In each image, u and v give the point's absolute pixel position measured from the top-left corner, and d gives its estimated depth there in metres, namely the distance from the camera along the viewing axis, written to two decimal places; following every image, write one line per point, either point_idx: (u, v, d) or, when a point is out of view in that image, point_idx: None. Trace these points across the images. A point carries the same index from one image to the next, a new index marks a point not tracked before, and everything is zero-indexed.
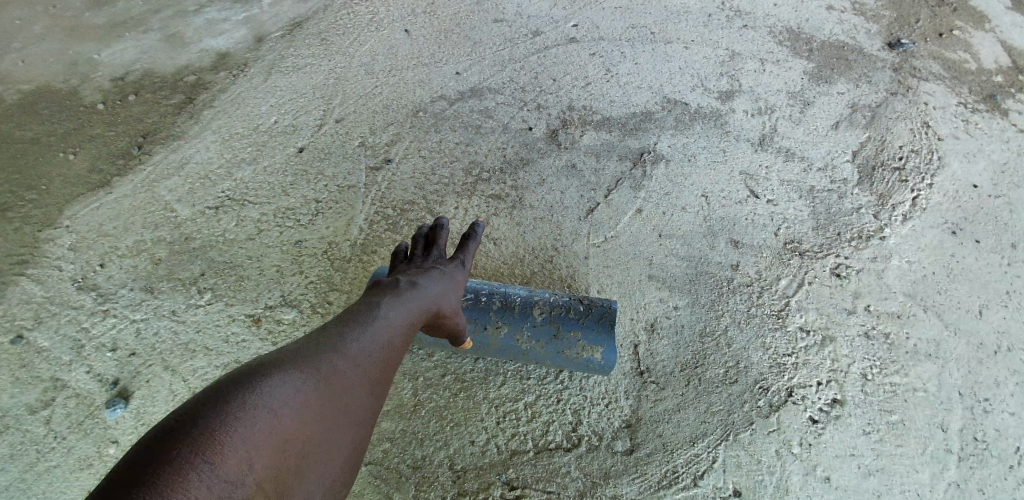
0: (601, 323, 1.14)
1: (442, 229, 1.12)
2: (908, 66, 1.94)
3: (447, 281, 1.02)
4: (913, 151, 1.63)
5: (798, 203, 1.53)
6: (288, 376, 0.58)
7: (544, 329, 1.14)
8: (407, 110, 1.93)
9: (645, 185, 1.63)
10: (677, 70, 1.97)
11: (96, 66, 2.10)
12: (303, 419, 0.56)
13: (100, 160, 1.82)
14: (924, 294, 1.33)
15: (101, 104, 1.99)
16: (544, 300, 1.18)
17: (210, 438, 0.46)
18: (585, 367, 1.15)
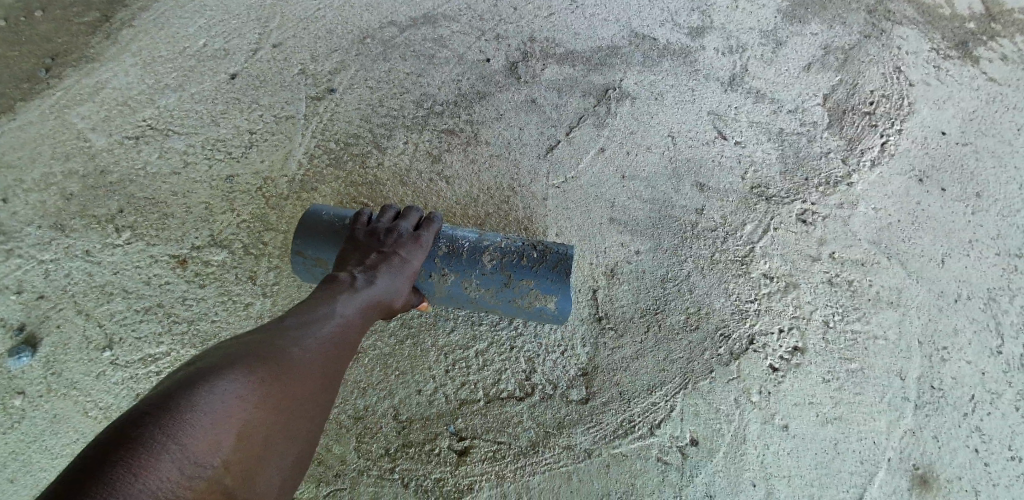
0: (557, 272, 1.03)
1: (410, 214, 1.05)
2: (882, 8, 1.88)
3: (403, 275, 0.95)
4: (885, 96, 1.58)
5: (766, 146, 1.47)
6: (259, 361, 0.62)
7: (494, 277, 1.04)
8: (352, 34, 1.73)
9: (609, 123, 1.52)
10: (646, 3, 1.83)
11: None
12: (265, 405, 0.59)
13: (1, 83, 1.56)
14: (888, 243, 1.30)
15: (0, 19, 1.70)
16: (495, 245, 1.06)
17: (173, 425, 0.49)
18: (538, 316, 1.07)
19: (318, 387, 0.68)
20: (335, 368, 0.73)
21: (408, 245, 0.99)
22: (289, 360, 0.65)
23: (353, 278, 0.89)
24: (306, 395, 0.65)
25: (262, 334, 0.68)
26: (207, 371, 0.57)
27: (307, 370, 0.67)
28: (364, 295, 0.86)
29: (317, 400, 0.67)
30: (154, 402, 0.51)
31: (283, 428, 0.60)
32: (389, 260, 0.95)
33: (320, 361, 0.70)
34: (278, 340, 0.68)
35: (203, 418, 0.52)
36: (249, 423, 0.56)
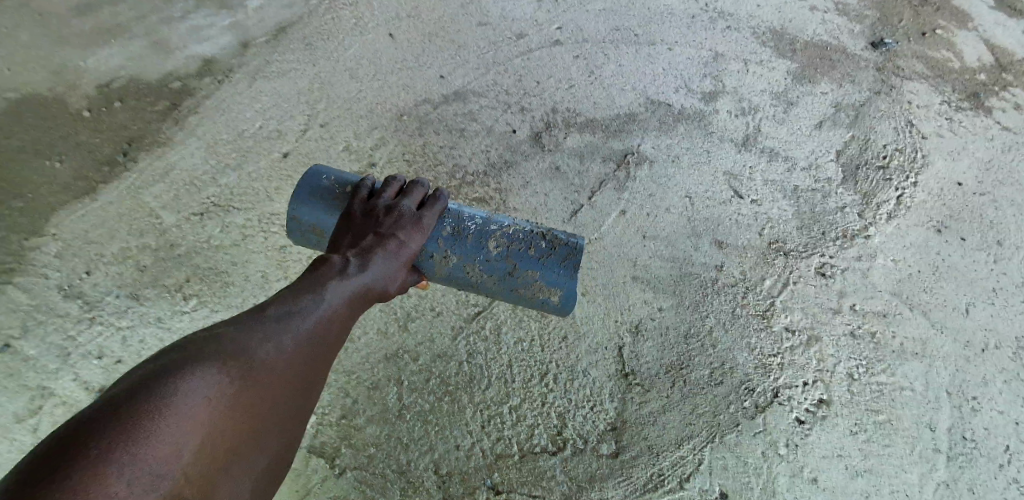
0: (565, 268, 1.05)
1: (413, 191, 1.02)
2: (891, 65, 1.99)
3: (398, 260, 0.92)
4: (898, 150, 1.64)
5: (782, 203, 1.53)
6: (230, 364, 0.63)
7: (499, 265, 1.04)
8: (391, 113, 1.91)
9: (628, 186, 1.62)
10: (660, 72, 1.97)
11: (81, 73, 2.00)
12: (233, 411, 0.60)
13: (87, 167, 1.76)
14: (909, 293, 1.33)
15: (86, 111, 1.90)
16: (509, 238, 1.05)
17: (141, 427, 0.50)
18: (538, 306, 1.09)
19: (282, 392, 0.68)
20: (308, 372, 0.74)
21: (408, 225, 0.96)
22: (261, 363, 0.67)
23: (337, 267, 0.86)
24: (268, 404, 0.65)
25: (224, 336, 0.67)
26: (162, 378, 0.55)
27: (278, 375, 0.68)
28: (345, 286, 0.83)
29: (278, 409, 0.67)
30: (122, 401, 0.51)
31: (243, 440, 0.61)
32: (382, 243, 0.91)
33: (293, 364, 0.71)
34: (253, 341, 0.68)
35: (172, 420, 0.52)
36: (216, 428, 0.57)
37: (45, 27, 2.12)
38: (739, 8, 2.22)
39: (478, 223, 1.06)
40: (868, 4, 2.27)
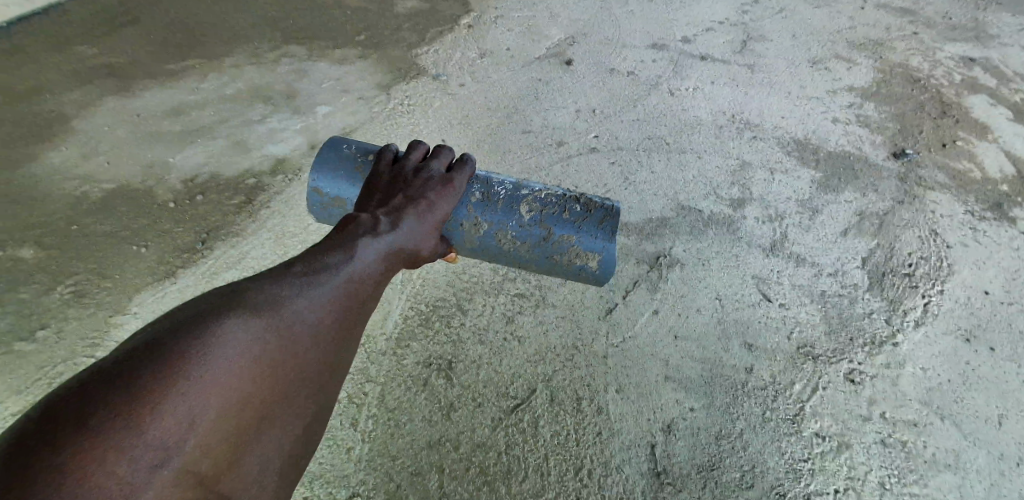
0: (603, 229, 1.29)
1: (437, 162, 1.23)
2: (914, 175, 2.11)
3: (427, 221, 1.12)
4: (923, 258, 1.77)
5: (810, 307, 1.66)
6: (247, 339, 0.72)
7: (532, 230, 1.29)
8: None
9: (661, 287, 1.73)
10: (691, 179, 2.12)
11: (170, 170, 2.40)
12: (245, 388, 0.69)
13: (168, 253, 2.06)
14: (939, 403, 1.45)
15: (172, 202, 2.25)
16: (545, 201, 1.30)
17: (152, 404, 0.59)
18: (568, 268, 1.33)
19: (294, 358, 0.78)
20: (324, 352, 0.84)
21: (433, 189, 1.16)
22: (275, 342, 0.76)
23: (353, 238, 0.98)
24: (280, 368, 0.75)
25: (228, 305, 0.75)
26: (180, 352, 0.65)
27: (291, 355, 0.77)
28: (356, 265, 0.93)
29: (293, 386, 0.77)
30: (144, 373, 0.61)
31: (255, 412, 0.71)
32: (410, 205, 1.10)
33: (308, 344, 0.81)
34: (272, 317, 0.77)
35: (181, 401, 0.62)
36: (228, 405, 0.67)
37: (152, 133, 2.57)
38: (764, 119, 2.41)
39: (510, 193, 1.30)
40: (889, 116, 2.43)
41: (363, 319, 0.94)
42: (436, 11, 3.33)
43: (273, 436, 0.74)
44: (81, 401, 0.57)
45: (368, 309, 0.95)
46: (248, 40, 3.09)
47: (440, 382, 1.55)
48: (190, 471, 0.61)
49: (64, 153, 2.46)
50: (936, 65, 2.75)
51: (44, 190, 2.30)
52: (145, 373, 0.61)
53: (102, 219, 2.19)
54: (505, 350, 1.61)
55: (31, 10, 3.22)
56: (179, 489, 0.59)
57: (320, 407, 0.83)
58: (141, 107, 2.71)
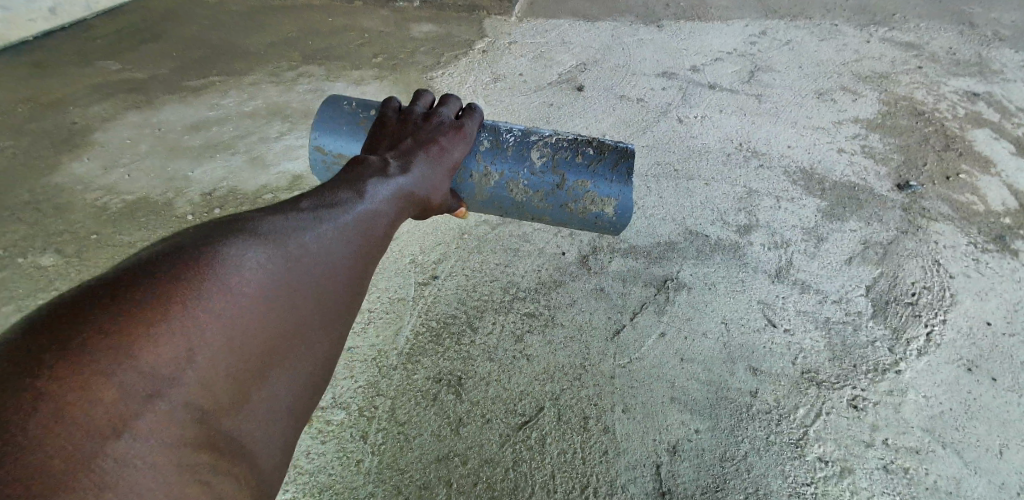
0: (620, 171, 1.49)
1: (437, 121, 1.41)
2: (917, 206, 2.15)
3: (431, 168, 1.30)
4: (926, 288, 1.80)
5: (813, 333, 1.69)
6: (239, 280, 0.77)
7: (544, 177, 1.50)
8: (453, 231, 2.06)
9: (668, 310, 1.77)
10: (698, 204, 2.17)
11: (189, 182, 2.50)
12: (238, 327, 0.74)
13: None
14: (941, 431, 1.47)
15: (190, 214, 2.35)
16: (564, 145, 1.50)
17: (146, 336, 0.64)
18: (581, 215, 1.53)
19: (282, 302, 0.83)
20: (315, 303, 0.90)
21: (439, 135, 1.37)
22: (265, 285, 0.81)
23: (356, 185, 1.12)
24: (269, 310, 0.80)
25: (208, 242, 0.79)
26: (172, 290, 0.69)
27: (281, 301, 0.83)
28: (350, 217, 1.03)
29: (286, 330, 0.83)
30: (138, 306, 0.65)
31: (250, 351, 0.76)
32: (418, 152, 1.30)
33: (298, 293, 0.86)
34: (263, 262, 0.82)
35: (174, 335, 0.66)
36: (221, 343, 0.71)
37: (176, 147, 2.72)
38: (771, 148, 2.47)
39: (520, 143, 1.50)
40: (894, 148, 2.48)
41: (353, 271, 0.99)
42: (452, 37, 3.46)
43: (268, 378, 0.79)
44: (65, 326, 0.61)
45: (356, 263, 1.00)
46: (271, 67, 3.30)
47: (449, 397, 1.58)
48: (187, 402, 0.65)
49: (95, 169, 2.61)
50: (939, 98, 2.82)
51: (72, 202, 2.43)
52: (127, 303, 0.65)
53: (122, 229, 2.29)
54: (513, 367, 1.64)
55: (56, 25, 3.73)
56: (181, 420, 0.64)
57: (314, 354, 0.89)
58: (166, 125, 2.87)
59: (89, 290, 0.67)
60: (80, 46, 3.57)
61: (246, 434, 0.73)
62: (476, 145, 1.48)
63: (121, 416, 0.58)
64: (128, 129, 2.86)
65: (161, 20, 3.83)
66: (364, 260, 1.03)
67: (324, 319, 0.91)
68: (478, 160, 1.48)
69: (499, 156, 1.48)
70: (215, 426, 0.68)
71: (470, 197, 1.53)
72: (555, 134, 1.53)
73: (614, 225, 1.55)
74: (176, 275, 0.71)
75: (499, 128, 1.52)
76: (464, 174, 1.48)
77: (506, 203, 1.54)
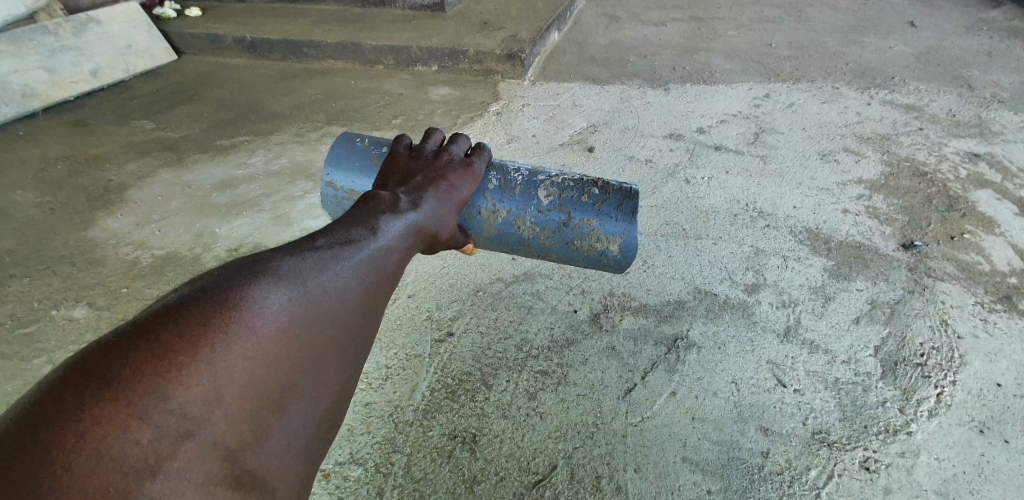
0: (624, 210, 1.57)
1: (446, 159, 1.48)
2: (923, 265, 2.20)
3: (442, 205, 1.36)
4: (934, 348, 1.83)
5: (824, 394, 1.71)
6: (259, 320, 0.83)
7: (550, 215, 1.60)
8: (469, 288, 2.15)
9: (678, 368, 1.81)
10: (707, 263, 2.24)
11: (217, 238, 2.65)
12: (258, 366, 0.80)
13: None
14: (956, 494, 1.47)
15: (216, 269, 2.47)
16: (570, 185, 1.61)
17: (175, 380, 0.70)
18: (589, 253, 1.62)
19: (301, 340, 0.89)
20: (331, 340, 0.96)
21: (450, 173, 1.44)
22: (286, 324, 0.87)
23: (369, 220, 1.17)
24: (289, 349, 0.86)
25: (232, 283, 0.86)
26: (198, 333, 0.76)
27: (300, 338, 0.89)
28: (368, 255, 1.08)
29: (303, 367, 0.89)
30: (168, 350, 0.72)
31: (270, 389, 0.82)
32: (429, 187, 1.36)
33: (316, 331, 0.92)
34: (283, 300, 0.88)
35: (199, 378, 0.72)
36: (242, 383, 0.78)
37: (206, 204, 2.89)
38: (777, 208, 2.56)
39: (527, 183, 1.60)
40: (897, 209, 2.54)
41: (367, 307, 1.06)
42: (469, 101, 3.68)
43: (287, 413, 0.85)
44: (102, 369, 0.68)
45: (371, 300, 1.06)
46: (299, 129, 3.53)
47: (463, 454, 1.61)
48: (213, 441, 0.72)
49: (129, 224, 2.78)
50: (941, 159, 2.91)
51: (107, 256, 2.58)
52: (158, 347, 0.72)
53: (152, 282, 2.42)
54: (526, 426, 1.67)
55: (98, 85, 4.08)
56: (207, 457, 0.70)
57: (330, 387, 0.95)
58: (198, 183, 3.07)
59: (123, 332, 0.74)
60: (124, 110, 3.88)
61: (266, 469, 0.80)
62: (484, 184, 1.59)
63: (154, 456, 0.65)
64: (163, 187, 3.06)
65: (200, 87, 4.15)
66: (379, 297, 1.09)
67: (340, 355, 0.97)
68: (487, 198, 1.58)
69: (507, 194, 1.58)
70: (237, 464, 0.75)
71: (479, 233, 1.63)
72: (561, 175, 1.64)
73: (618, 262, 1.63)
74: (203, 319, 0.78)
75: (508, 168, 1.63)
76: (473, 211, 1.59)
77: (514, 239, 1.64)
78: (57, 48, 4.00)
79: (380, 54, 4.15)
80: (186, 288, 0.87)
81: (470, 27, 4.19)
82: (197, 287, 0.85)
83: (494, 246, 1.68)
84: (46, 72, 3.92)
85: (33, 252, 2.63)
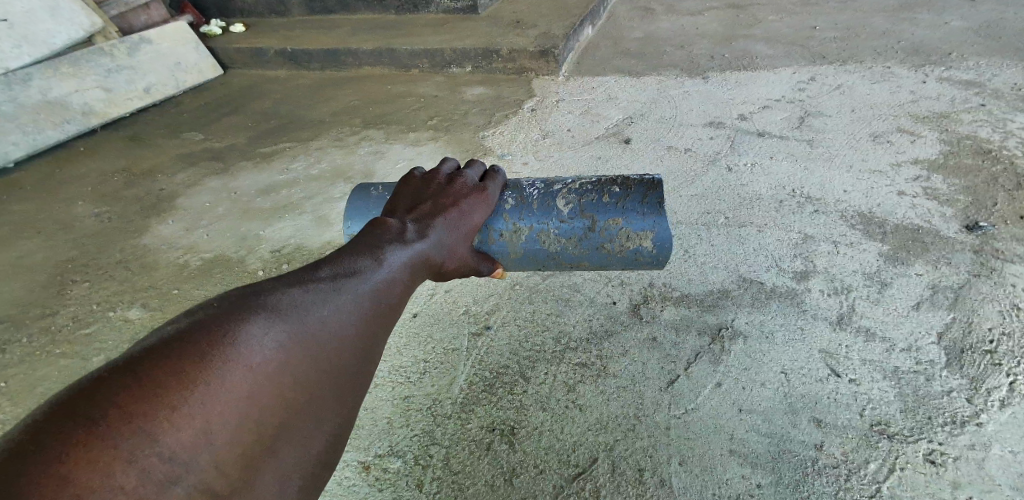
0: (650, 202, 1.54)
1: (461, 183, 1.48)
2: (990, 248, 2.05)
3: (451, 233, 1.35)
4: (1005, 334, 1.71)
5: (882, 384, 1.62)
6: (254, 358, 0.81)
7: (575, 225, 1.57)
8: (505, 282, 2.14)
9: (723, 359, 1.74)
10: (751, 251, 2.15)
11: (261, 240, 2.74)
12: (250, 408, 0.78)
13: None
14: None
15: (260, 270, 2.55)
16: (589, 189, 1.59)
17: (161, 421, 0.67)
18: (624, 256, 1.57)
19: (296, 379, 0.86)
20: (328, 379, 0.93)
21: (463, 199, 1.44)
22: (281, 363, 0.85)
23: (375, 251, 1.16)
24: (284, 388, 0.84)
25: (230, 318, 0.84)
26: (190, 370, 0.73)
27: (295, 378, 0.86)
28: (367, 289, 1.07)
29: (298, 408, 0.86)
30: (157, 388, 0.70)
31: (262, 430, 0.79)
32: (441, 215, 1.36)
33: (312, 369, 0.90)
34: (279, 338, 0.86)
35: (187, 420, 0.69)
36: (232, 425, 0.75)
37: (250, 209, 2.99)
38: (826, 193, 2.43)
39: (542, 196, 1.59)
40: (959, 189, 2.38)
41: (367, 343, 1.03)
42: (502, 99, 3.68)
43: (276, 458, 0.81)
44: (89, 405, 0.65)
45: (370, 335, 1.04)
46: (337, 134, 3.61)
47: (502, 447, 1.60)
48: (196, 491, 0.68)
49: (179, 230, 2.91)
50: (1006, 135, 2.70)
51: (159, 261, 2.71)
52: (147, 385, 0.69)
53: (200, 284, 2.52)
54: (566, 418, 1.65)
55: (150, 102, 4.30)
56: None
57: (323, 432, 0.91)
58: (242, 189, 3.18)
59: (113, 367, 0.72)
60: (173, 124, 4.07)
61: None
62: (501, 206, 1.58)
63: None
64: (210, 194, 3.19)
65: (243, 99, 4.32)
66: (378, 332, 1.07)
67: (338, 393, 0.94)
68: (506, 218, 1.57)
69: (525, 211, 1.57)
70: None
71: (505, 256, 1.61)
72: (577, 182, 1.62)
73: (655, 258, 1.58)
74: (198, 355, 0.76)
75: (522, 186, 1.63)
76: (495, 234, 1.57)
77: (542, 255, 1.61)
78: (113, 67, 4.19)
79: (415, 58, 4.21)
80: (179, 321, 0.85)
81: (503, 26, 4.19)
82: (194, 321, 0.83)
83: (524, 266, 1.65)
84: (103, 91, 4.11)
85: (93, 259, 2.78)
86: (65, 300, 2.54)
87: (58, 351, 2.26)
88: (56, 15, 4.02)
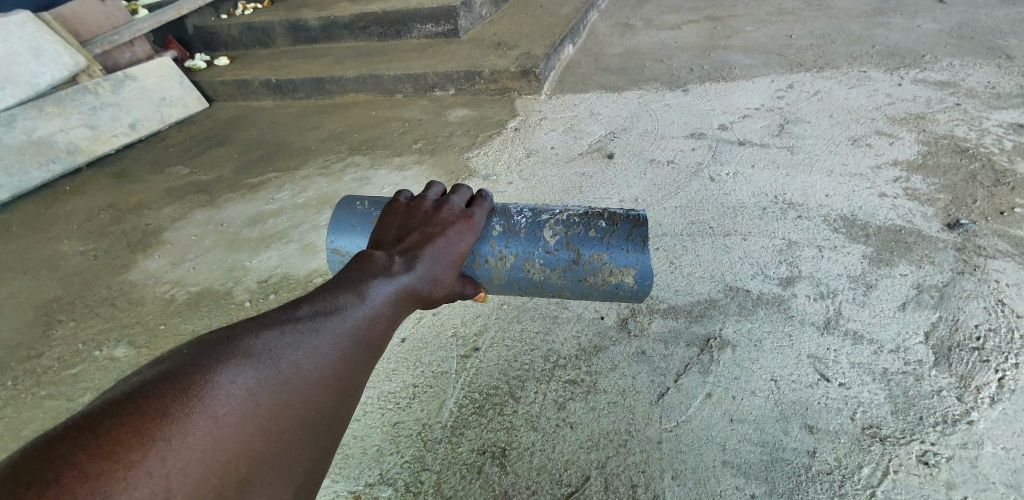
0: (634, 239, 1.53)
1: (447, 209, 1.46)
2: (971, 245, 2.06)
3: (436, 263, 1.34)
4: (991, 330, 1.71)
5: (872, 386, 1.61)
6: (222, 405, 0.79)
7: (563, 258, 1.56)
8: (492, 302, 2.12)
9: (712, 370, 1.73)
10: (737, 260, 2.15)
11: (248, 270, 2.72)
12: (217, 456, 0.76)
13: None
14: None
15: (247, 301, 2.52)
16: (575, 221, 1.58)
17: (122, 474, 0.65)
18: (616, 292, 1.57)
19: (267, 425, 0.84)
20: (301, 424, 0.90)
21: (449, 227, 1.42)
22: (252, 410, 0.83)
23: (354, 288, 1.15)
24: (254, 435, 0.82)
25: (196, 367, 0.82)
26: (154, 421, 0.72)
27: (265, 424, 0.84)
28: (343, 328, 1.05)
29: (269, 455, 0.83)
30: (120, 440, 0.67)
31: (230, 480, 0.77)
32: (426, 245, 1.34)
33: (286, 413, 0.88)
34: (250, 382, 0.85)
35: (148, 473, 0.67)
36: (198, 476, 0.72)
37: (236, 240, 2.98)
38: (808, 198, 2.44)
39: (529, 226, 1.58)
40: (939, 188, 2.40)
41: (344, 383, 1.01)
42: (486, 119, 3.71)
43: None
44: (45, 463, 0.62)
45: (348, 375, 1.02)
46: (323, 161, 3.62)
47: (493, 470, 1.57)
48: None
49: (165, 264, 2.89)
50: (982, 133, 2.74)
51: (146, 296, 2.68)
52: (109, 437, 0.67)
53: (186, 318, 2.49)
54: (556, 437, 1.62)
55: (136, 137, 4.30)
56: None
57: (296, 480, 0.88)
58: (228, 221, 3.17)
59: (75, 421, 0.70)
60: (159, 158, 4.07)
61: None
62: (487, 231, 1.57)
63: None
64: (197, 226, 3.18)
65: (229, 131, 4.33)
66: (357, 371, 1.05)
67: (313, 438, 0.92)
68: (492, 244, 1.55)
69: (511, 238, 1.56)
70: None
71: (489, 280, 1.60)
72: (565, 211, 1.61)
73: (636, 292, 1.58)
74: (162, 407, 0.74)
75: (509, 212, 1.61)
76: (480, 259, 1.56)
77: (525, 282, 1.61)
78: (97, 105, 4.18)
79: (398, 83, 4.24)
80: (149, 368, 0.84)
81: (484, 48, 4.25)
82: (158, 372, 0.82)
83: (506, 290, 1.65)
84: (88, 128, 4.10)
85: (78, 297, 2.75)
86: (49, 341, 2.49)
87: (43, 393, 2.22)
88: (39, 57, 4.02)
